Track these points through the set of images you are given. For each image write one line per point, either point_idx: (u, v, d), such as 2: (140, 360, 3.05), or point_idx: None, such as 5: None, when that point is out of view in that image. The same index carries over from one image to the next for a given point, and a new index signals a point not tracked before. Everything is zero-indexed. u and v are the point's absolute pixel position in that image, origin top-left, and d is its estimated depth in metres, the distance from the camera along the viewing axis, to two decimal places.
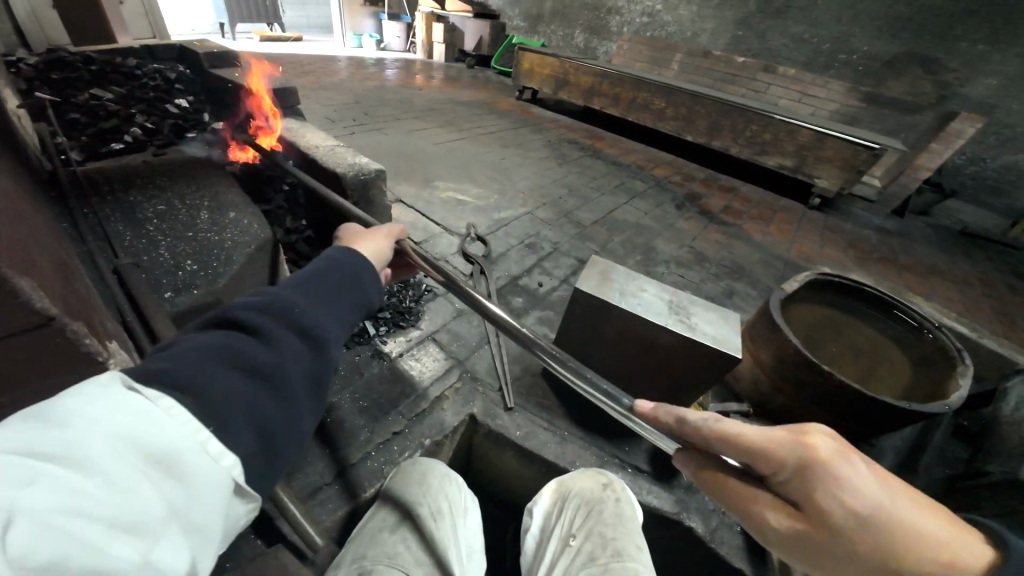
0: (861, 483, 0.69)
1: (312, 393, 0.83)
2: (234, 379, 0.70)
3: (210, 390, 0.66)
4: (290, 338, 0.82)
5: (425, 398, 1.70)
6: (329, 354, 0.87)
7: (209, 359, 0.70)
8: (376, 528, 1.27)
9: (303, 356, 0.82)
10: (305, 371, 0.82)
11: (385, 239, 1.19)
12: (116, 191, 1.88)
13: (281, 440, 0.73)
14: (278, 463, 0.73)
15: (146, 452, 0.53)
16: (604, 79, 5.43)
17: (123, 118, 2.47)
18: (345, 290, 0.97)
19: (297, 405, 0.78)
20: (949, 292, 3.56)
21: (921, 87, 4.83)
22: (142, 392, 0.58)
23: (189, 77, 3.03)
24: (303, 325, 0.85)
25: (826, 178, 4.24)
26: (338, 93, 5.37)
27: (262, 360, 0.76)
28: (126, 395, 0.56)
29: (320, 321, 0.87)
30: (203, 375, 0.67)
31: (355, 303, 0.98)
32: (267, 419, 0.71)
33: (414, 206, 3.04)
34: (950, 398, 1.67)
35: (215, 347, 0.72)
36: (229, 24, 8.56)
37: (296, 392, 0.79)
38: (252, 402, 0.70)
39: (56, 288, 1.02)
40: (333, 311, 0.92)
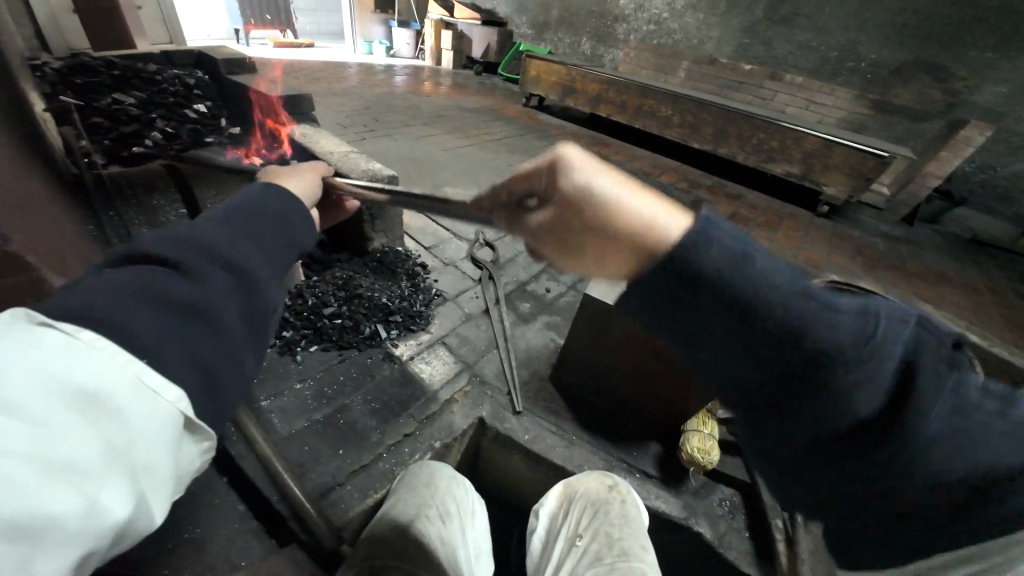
0: (578, 167, 0.85)
1: (251, 327, 0.83)
2: (159, 314, 0.68)
3: (130, 324, 0.64)
4: (219, 273, 0.80)
5: (435, 401, 1.73)
6: (266, 289, 0.87)
7: (126, 294, 0.67)
8: (386, 529, 1.27)
9: (235, 290, 0.81)
10: (241, 305, 0.81)
11: (310, 180, 1.27)
12: (139, 195, 2.01)
13: (221, 375, 0.73)
14: (221, 396, 0.73)
15: (72, 393, 0.53)
16: (610, 87, 5.49)
17: (144, 122, 2.57)
18: (277, 221, 0.97)
19: (234, 336, 0.77)
20: (958, 300, 3.53)
21: (929, 95, 4.82)
22: (57, 331, 0.57)
23: (207, 82, 3.11)
24: (234, 259, 0.83)
25: (834, 185, 4.24)
26: (349, 99, 5.46)
27: (195, 294, 0.74)
28: (47, 337, 0.55)
29: (252, 252, 0.86)
30: (117, 309, 0.64)
31: (290, 236, 0.98)
32: (198, 352, 0.71)
33: (423, 212, 3.09)
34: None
35: (134, 283, 0.69)
36: (244, 31, 8.78)
37: (235, 324, 0.78)
38: (182, 336, 0.69)
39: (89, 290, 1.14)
40: (266, 243, 0.92)
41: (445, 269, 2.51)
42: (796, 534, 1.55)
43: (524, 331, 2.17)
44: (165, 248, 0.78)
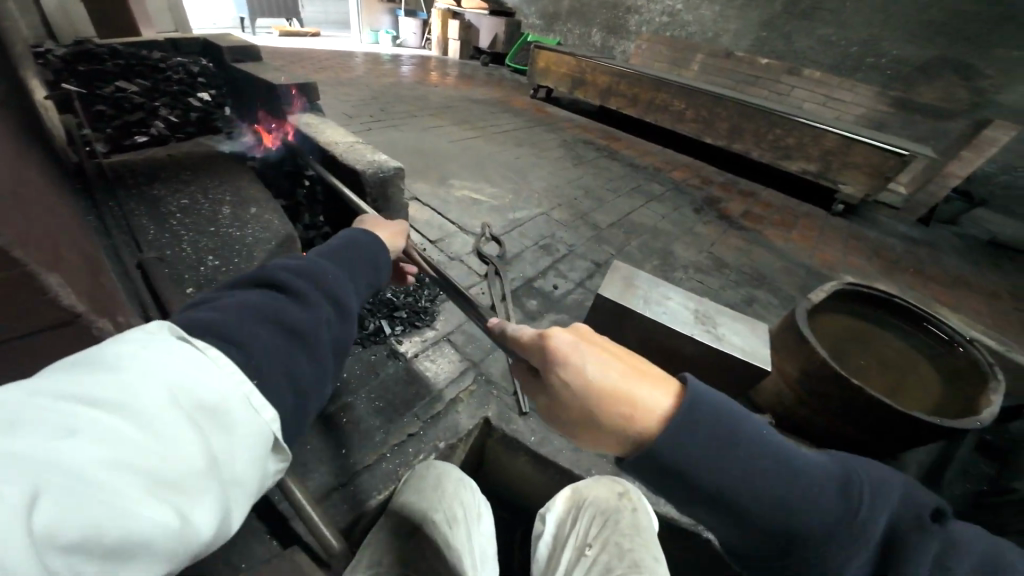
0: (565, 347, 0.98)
1: (335, 354, 0.95)
2: (273, 336, 0.80)
3: (257, 345, 0.74)
4: (319, 303, 0.93)
5: (440, 400, 1.69)
6: (350, 320, 1.01)
7: (250, 317, 0.79)
8: (390, 532, 1.28)
9: (330, 319, 0.94)
10: (330, 334, 0.94)
11: (397, 234, 1.41)
12: (140, 185, 1.90)
13: (311, 395, 0.83)
14: (303, 410, 0.82)
15: (191, 403, 0.58)
16: (622, 79, 5.35)
17: (147, 111, 2.49)
18: (360, 265, 1.15)
19: (325, 360, 0.89)
20: (977, 304, 3.44)
21: (953, 93, 4.68)
22: (189, 343, 0.65)
23: (213, 71, 3.06)
24: (332, 293, 0.98)
25: (851, 184, 4.13)
26: (356, 89, 5.39)
27: (297, 318, 0.86)
28: (176, 347, 0.62)
29: (344, 287, 1.01)
30: (246, 329, 0.75)
31: (367, 278, 1.16)
32: (300, 371, 0.81)
33: (430, 204, 3.03)
34: (983, 413, 1.64)
35: (253, 308, 0.81)
36: (251, 18, 8.64)
37: (324, 352, 0.89)
38: (286, 356, 0.79)
39: (84, 285, 1.02)
40: (352, 282, 1.08)
41: (450, 264, 2.47)
42: None
43: None
44: (281, 276, 0.92)
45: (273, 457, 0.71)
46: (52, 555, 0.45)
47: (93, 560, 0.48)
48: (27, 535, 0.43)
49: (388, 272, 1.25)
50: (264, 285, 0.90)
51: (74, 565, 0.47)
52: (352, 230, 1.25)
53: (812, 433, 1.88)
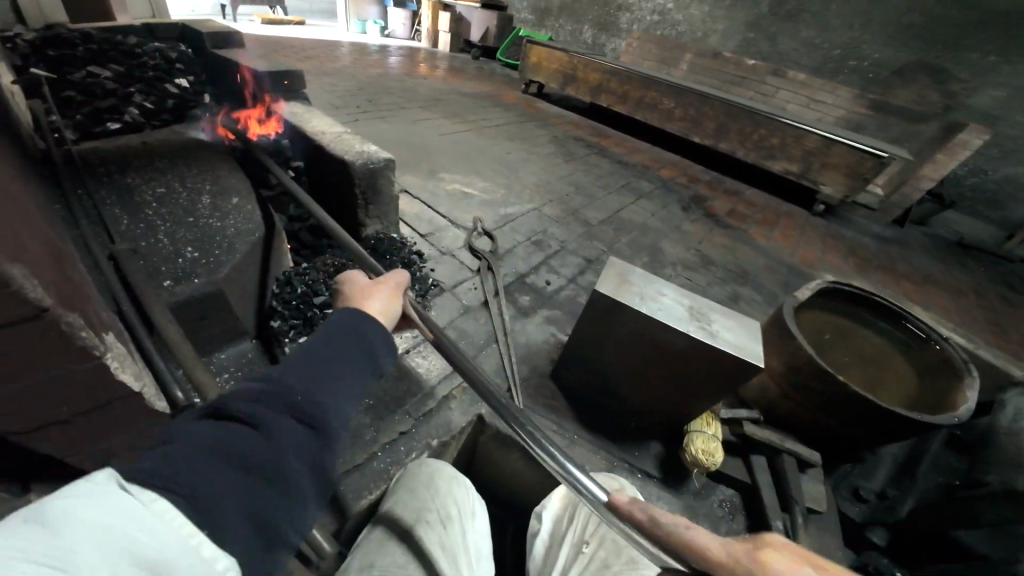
0: None
1: (317, 478, 0.83)
2: (233, 483, 0.70)
3: (209, 499, 0.65)
4: (291, 427, 0.80)
5: (431, 398, 1.65)
6: (336, 434, 0.87)
7: (205, 465, 0.68)
8: (384, 534, 1.23)
9: (307, 443, 0.81)
10: (309, 459, 0.81)
11: (393, 296, 1.17)
12: (111, 173, 1.75)
13: (284, 534, 0.74)
14: (277, 548, 0.73)
15: (137, 564, 0.54)
16: (612, 76, 5.36)
17: (120, 97, 2.31)
18: (349, 356, 0.97)
19: (300, 492, 0.78)
20: (946, 301, 3.60)
21: (928, 97, 4.85)
22: (132, 495, 0.59)
23: (191, 57, 2.91)
24: (306, 408, 0.84)
25: (831, 185, 4.25)
26: (341, 79, 5.24)
27: (263, 456, 0.75)
28: (121, 503, 0.57)
29: (322, 403, 0.86)
30: (197, 485, 0.65)
31: (361, 371, 0.98)
32: (265, 518, 0.72)
33: (420, 197, 2.98)
34: (958, 409, 1.70)
35: (212, 449, 0.71)
36: (231, 5, 8.32)
37: (298, 484, 0.78)
38: (247, 501, 0.70)
39: (49, 278, 0.94)
40: (339, 383, 0.92)
41: (441, 258, 2.44)
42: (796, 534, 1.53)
43: (523, 325, 2.12)
44: (246, 401, 0.80)
45: None
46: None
47: None
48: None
49: (389, 353, 1.05)
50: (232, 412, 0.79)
51: None
52: (344, 309, 1.06)
53: (796, 427, 1.92)
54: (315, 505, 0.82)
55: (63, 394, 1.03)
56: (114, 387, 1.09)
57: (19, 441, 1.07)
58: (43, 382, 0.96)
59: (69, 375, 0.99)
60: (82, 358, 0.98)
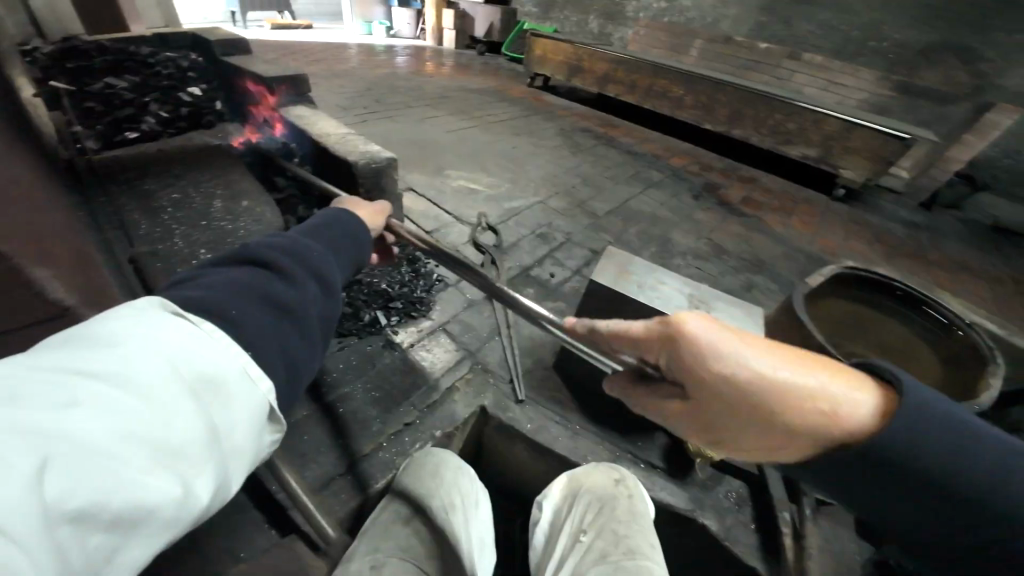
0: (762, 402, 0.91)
1: (324, 328, 0.97)
2: (262, 309, 0.81)
3: (246, 320, 0.77)
4: (307, 280, 0.95)
5: (436, 389, 1.70)
6: (336, 297, 1.02)
7: (237, 292, 0.80)
8: (388, 520, 1.28)
9: (317, 296, 0.95)
10: (318, 311, 0.95)
11: (377, 209, 1.42)
12: (131, 179, 1.85)
13: (304, 364, 0.85)
14: (297, 382, 0.85)
15: (190, 375, 0.62)
16: (620, 66, 5.26)
17: (137, 106, 2.46)
18: (346, 243, 1.15)
19: (314, 335, 0.90)
20: (979, 289, 3.41)
21: (954, 77, 4.60)
22: (184, 319, 0.68)
23: (202, 64, 2.97)
24: (317, 269, 0.99)
25: (852, 169, 4.07)
26: (349, 81, 5.31)
27: (287, 295, 0.88)
28: (166, 323, 0.65)
29: (330, 266, 1.02)
30: (232, 303, 0.77)
31: (352, 257, 1.16)
32: (289, 345, 0.83)
33: (425, 195, 3.01)
34: (981, 395, 1.61)
35: (242, 285, 0.82)
36: (242, 13, 8.51)
37: (315, 328, 0.91)
38: (277, 331, 0.81)
39: (70, 279, 1.01)
40: (336, 260, 1.08)
41: None
42: (805, 528, 1.49)
43: (526, 317, 2.13)
44: (265, 255, 0.92)
45: (268, 430, 0.76)
46: (60, 525, 0.46)
47: (100, 533, 0.50)
48: (39, 502, 0.45)
49: (371, 247, 1.24)
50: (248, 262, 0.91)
51: (83, 540, 0.48)
52: (334, 208, 1.25)
53: None
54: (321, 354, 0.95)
55: None
56: None
57: None
58: None
59: None
60: None
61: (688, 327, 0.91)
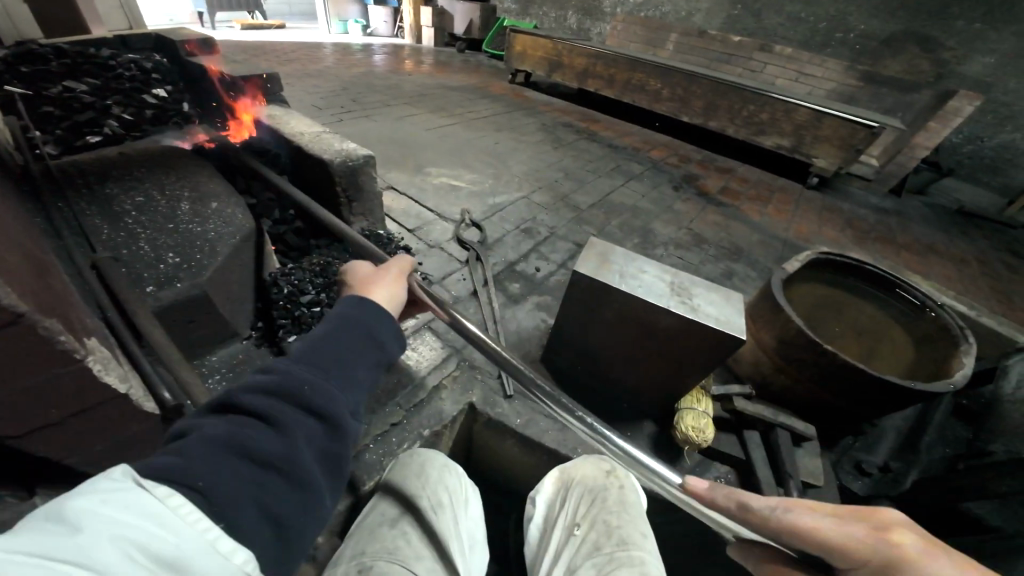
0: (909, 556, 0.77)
1: (330, 465, 0.84)
2: (244, 470, 0.71)
3: (221, 490, 0.66)
4: (301, 419, 0.81)
5: (422, 387, 1.68)
6: (344, 428, 0.87)
7: (219, 454, 0.70)
8: (376, 523, 1.26)
9: (314, 437, 0.82)
10: (317, 453, 0.82)
11: (397, 281, 1.19)
12: (91, 184, 1.75)
13: (299, 523, 0.74)
14: (293, 545, 0.73)
15: (154, 558, 0.55)
16: (598, 61, 5.30)
17: (98, 109, 2.33)
18: (356, 347, 0.98)
19: (312, 486, 0.78)
20: (947, 271, 3.56)
21: (918, 66, 4.77)
22: (149, 492, 0.60)
23: (166, 66, 2.89)
24: (313, 400, 0.84)
25: (824, 158, 4.19)
26: (325, 80, 5.21)
27: (274, 447, 0.76)
28: (139, 496, 0.59)
29: (331, 391, 0.87)
30: (213, 470, 0.67)
31: (369, 366, 0.98)
32: (278, 507, 0.72)
33: (406, 193, 2.96)
34: (955, 375, 1.66)
35: (224, 439, 0.73)
36: (210, 13, 8.27)
37: (313, 477, 0.78)
38: (260, 495, 0.70)
39: (25, 285, 0.95)
40: (344, 377, 0.92)
41: (429, 251, 2.44)
42: None
43: (513, 313, 2.13)
44: (256, 395, 0.81)
45: None
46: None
47: None
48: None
49: (394, 343, 1.05)
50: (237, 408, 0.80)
51: None
52: (348, 301, 1.07)
53: (790, 400, 1.92)
54: (326, 499, 0.82)
55: (45, 399, 1.03)
56: (98, 390, 1.10)
57: (12, 447, 1.08)
58: (27, 386, 0.97)
59: (52, 380, 1.00)
60: (64, 361, 0.98)
61: (907, 550, 0.76)
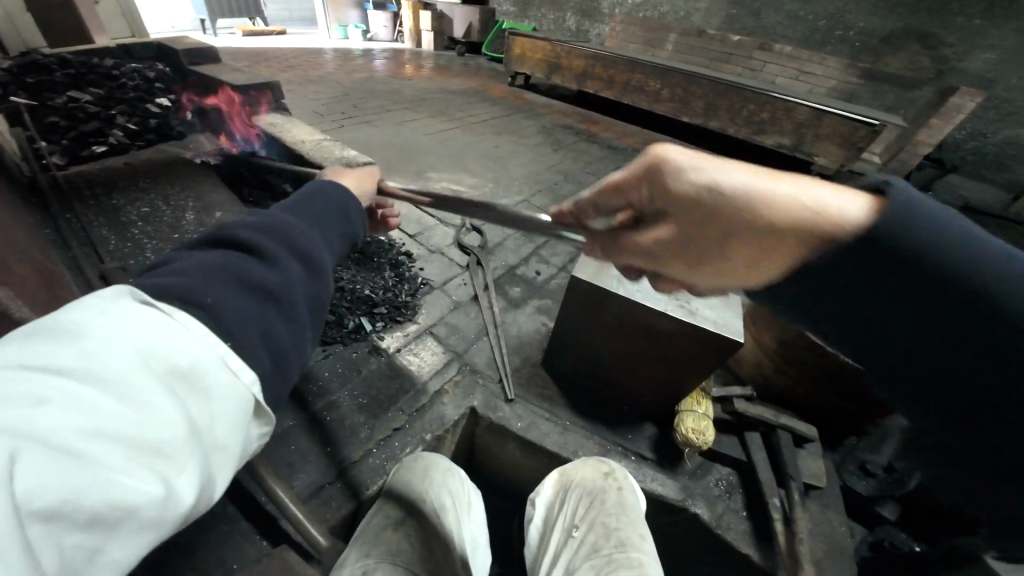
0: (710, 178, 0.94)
1: (314, 308, 0.92)
2: (240, 292, 0.76)
3: (219, 303, 0.71)
4: (289, 259, 0.88)
5: (425, 393, 1.70)
6: (325, 276, 0.95)
7: (213, 274, 0.75)
8: (380, 525, 1.28)
9: (300, 276, 0.88)
10: (307, 292, 0.89)
11: (363, 182, 1.37)
12: (97, 196, 1.79)
13: (289, 351, 0.81)
14: (283, 370, 0.79)
15: (160, 368, 0.58)
16: (597, 62, 5.31)
17: (103, 119, 2.37)
18: (331, 215, 1.08)
19: (301, 319, 0.86)
20: None
21: (919, 63, 4.76)
22: (154, 308, 0.64)
23: (170, 75, 2.94)
24: (299, 245, 0.91)
25: (825, 156, 4.18)
26: (325, 86, 5.24)
27: (266, 278, 0.81)
28: (135, 316, 0.61)
29: (316, 242, 0.95)
30: (207, 286, 0.72)
31: (342, 234, 1.10)
32: (274, 331, 0.78)
33: (407, 199, 2.99)
34: None
35: (215, 268, 0.77)
36: (211, 21, 8.35)
37: (301, 311, 0.86)
38: (257, 317, 0.76)
39: (35, 298, 0.97)
40: (323, 236, 1.02)
41: (430, 256, 2.46)
42: (793, 513, 1.51)
43: (514, 317, 2.15)
44: (245, 234, 0.86)
45: (256, 422, 0.74)
46: (33, 524, 0.45)
47: (77, 531, 0.49)
48: (8, 497, 0.44)
49: (363, 221, 1.17)
50: (225, 244, 0.85)
51: (59, 536, 0.47)
52: (320, 180, 1.19)
53: (791, 402, 1.92)
54: (309, 341, 0.89)
55: None
56: None
57: None
58: None
59: None
60: None
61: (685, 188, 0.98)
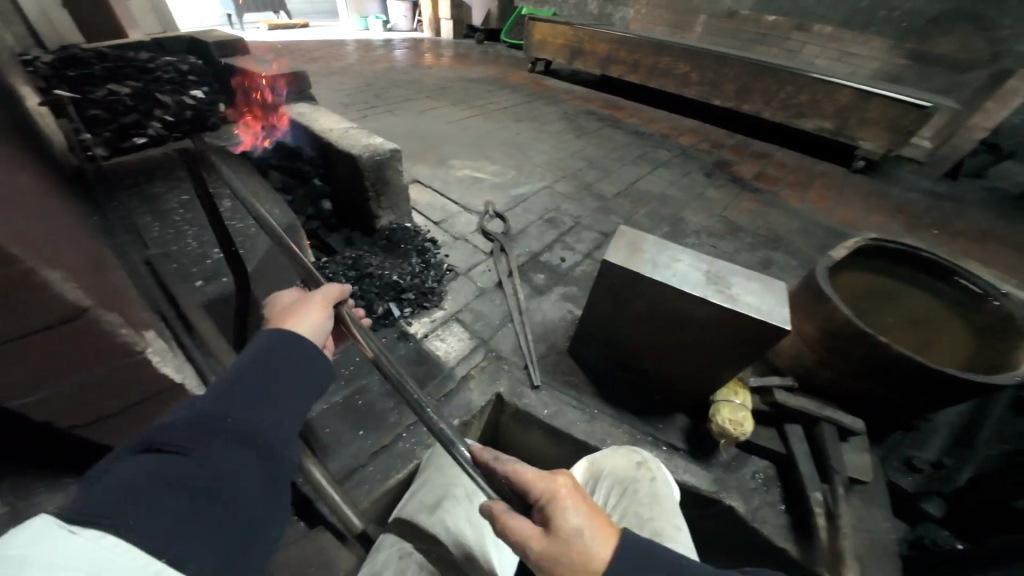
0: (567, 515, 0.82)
1: (274, 490, 0.76)
2: (171, 507, 0.63)
3: (142, 533, 0.59)
4: (231, 445, 0.73)
5: (452, 378, 1.71)
6: (281, 450, 0.78)
7: (132, 494, 0.62)
8: (415, 509, 1.30)
9: (247, 461, 0.73)
10: (259, 478, 0.74)
11: (320, 311, 1.01)
12: (139, 184, 1.87)
13: (242, 555, 0.68)
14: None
15: None
16: (621, 46, 5.13)
17: (141, 112, 2.42)
18: (289, 366, 0.88)
19: (254, 513, 0.71)
20: (1009, 257, 3.27)
21: (973, 45, 4.29)
22: (79, 534, 0.55)
23: (201, 68, 3.02)
24: (244, 425, 0.75)
25: (871, 140, 3.91)
26: (348, 77, 5.28)
27: (202, 481, 0.67)
28: (71, 540, 0.54)
29: (266, 414, 0.79)
30: (125, 510, 0.60)
31: (312, 385, 0.90)
32: (219, 540, 0.65)
33: (431, 185, 2.99)
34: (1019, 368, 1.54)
35: (141, 481, 0.64)
36: (238, 16, 8.52)
37: (250, 506, 0.71)
38: (194, 531, 0.63)
39: (90, 282, 0.99)
40: (280, 398, 0.83)
41: (455, 243, 2.46)
42: (837, 507, 1.44)
43: (539, 304, 2.12)
44: (177, 430, 0.71)
45: None
46: None
47: None
48: None
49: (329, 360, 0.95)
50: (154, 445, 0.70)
51: None
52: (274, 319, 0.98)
53: (831, 395, 1.83)
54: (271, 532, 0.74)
55: (112, 388, 1.10)
56: (156, 379, 1.16)
57: (79, 433, 1.18)
58: (91, 379, 1.03)
59: (117, 372, 1.06)
60: (124, 353, 1.04)
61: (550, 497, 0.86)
